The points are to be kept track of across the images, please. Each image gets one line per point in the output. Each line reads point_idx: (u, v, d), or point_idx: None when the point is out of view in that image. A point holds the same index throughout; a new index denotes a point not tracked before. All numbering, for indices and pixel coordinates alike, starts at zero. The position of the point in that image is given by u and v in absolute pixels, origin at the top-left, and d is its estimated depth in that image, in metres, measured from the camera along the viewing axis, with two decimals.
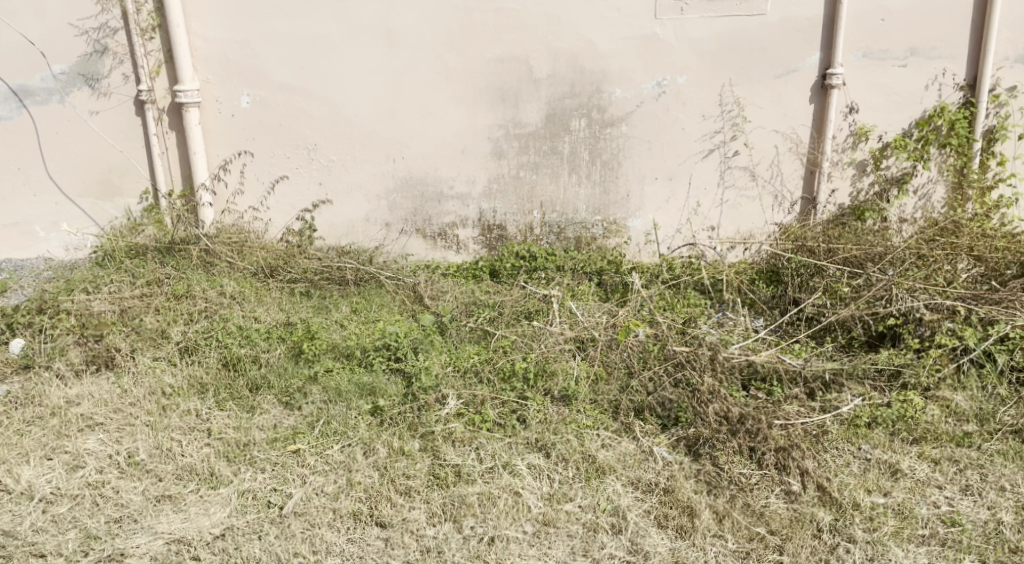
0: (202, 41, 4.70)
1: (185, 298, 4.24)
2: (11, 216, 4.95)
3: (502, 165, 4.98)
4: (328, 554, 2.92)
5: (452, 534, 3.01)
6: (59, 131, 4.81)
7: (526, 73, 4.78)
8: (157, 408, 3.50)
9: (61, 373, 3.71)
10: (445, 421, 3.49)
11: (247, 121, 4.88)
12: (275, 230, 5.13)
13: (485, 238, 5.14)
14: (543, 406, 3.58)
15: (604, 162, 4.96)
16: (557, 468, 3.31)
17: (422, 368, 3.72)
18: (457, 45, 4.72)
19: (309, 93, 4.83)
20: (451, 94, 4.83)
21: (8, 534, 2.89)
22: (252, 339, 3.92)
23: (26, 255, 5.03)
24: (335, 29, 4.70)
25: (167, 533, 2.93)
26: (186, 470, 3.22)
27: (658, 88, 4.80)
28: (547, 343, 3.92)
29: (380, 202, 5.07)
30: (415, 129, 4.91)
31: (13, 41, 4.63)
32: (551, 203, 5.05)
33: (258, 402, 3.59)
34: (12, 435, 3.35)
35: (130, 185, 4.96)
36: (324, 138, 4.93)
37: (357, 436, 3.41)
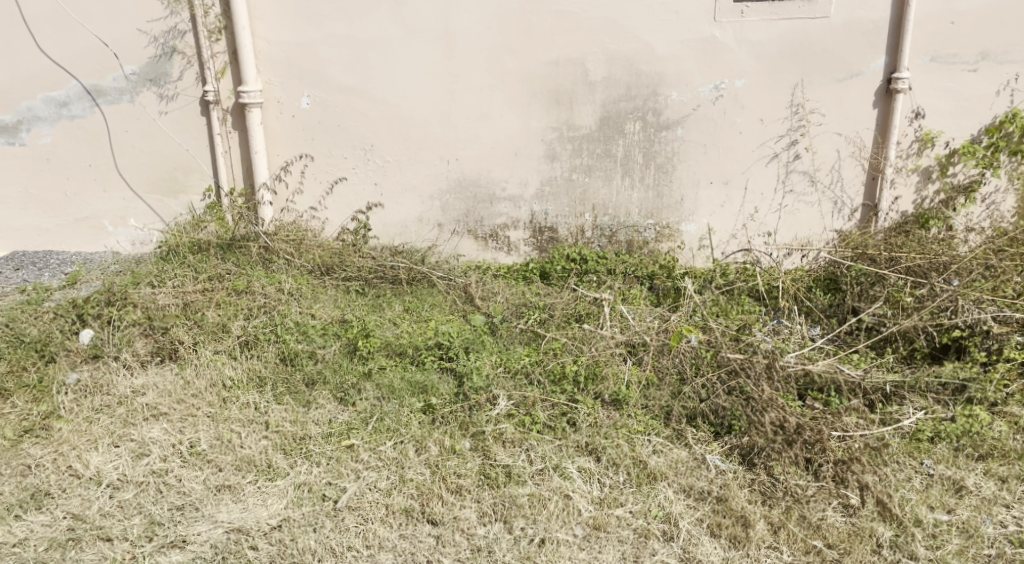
0: (265, 43, 4.82)
1: (245, 294, 4.34)
2: (82, 211, 5.15)
3: (555, 167, 4.98)
4: (381, 549, 2.97)
5: (503, 534, 3.03)
6: (129, 130, 4.99)
7: (582, 75, 4.77)
8: (218, 400, 3.61)
9: (128, 363, 3.84)
10: (496, 422, 3.52)
11: (306, 122, 4.98)
12: (331, 229, 5.23)
13: (537, 240, 5.15)
14: (594, 410, 3.58)
15: (659, 165, 4.93)
16: (608, 472, 3.31)
17: (473, 367, 3.75)
18: (513, 48, 4.74)
19: (367, 94, 4.90)
20: (505, 96, 4.86)
21: (78, 517, 3.01)
22: (308, 335, 4.00)
23: (95, 249, 5.23)
24: (395, 31, 4.76)
25: (227, 522, 3.01)
26: (245, 461, 3.29)
27: (716, 91, 4.74)
28: (598, 346, 3.91)
29: (433, 202, 5.12)
30: (469, 131, 4.95)
31: (86, 41, 4.80)
32: (603, 206, 5.03)
33: (314, 397, 3.66)
34: (81, 422, 3.48)
35: (195, 182, 5.12)
36: (380, 138, 5.00)
37: (410, 433, 3.45)
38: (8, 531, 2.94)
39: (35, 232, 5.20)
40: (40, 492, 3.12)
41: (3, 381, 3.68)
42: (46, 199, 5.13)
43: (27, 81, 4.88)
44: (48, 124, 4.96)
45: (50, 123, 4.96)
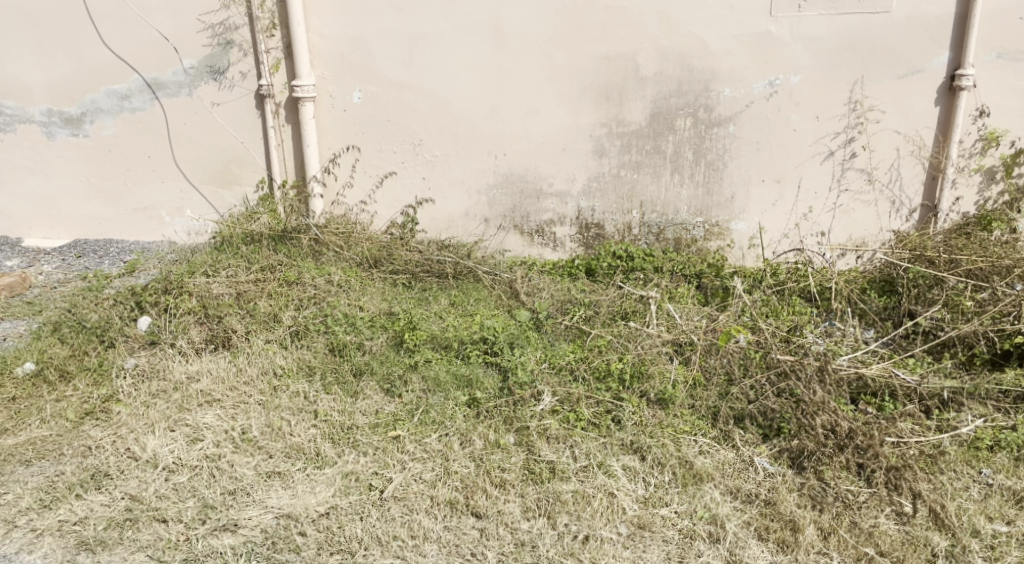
0: (319, 38, 4.89)
1: (295, 285, 4.43)
2: (140, 201, 5.30)
3: (603, 164, 4.95)
4: (426, 540, 3.00)
5: (547, 530, 3.03)
6: (186, 122, 5.11)
7: (633, 71, 4.73)
8: (269, 389, 3.69)
9: (183, 350, 3.94)
10: (540, 417, 3.52)
11: (357, 116, 5.04)
12: (380, 222, 5.29)
13: (583, 237, 5.14)
14: (639, 408, 3.55)
15: (709, 163, 4.86)
16: (653, 471, 3.28)
17: (518, 362, 3.76)
18: (564, 43, 4.72)
19: (417, 89, 4.94)
20: (555, 91, 4.84)
21: (135, 498, 3.10)
22: (357, 326, 4.06)
23: (153, 238, 5.38)
24: (446, 26, 4.78)
25: (277, 507, 3.07)
26: (295, 449, 3.36)
27: (770, 88, 4.66)
28: (644, 344, 3.88)
29: (480, 197, 5.14)
30: (518, 126, 4.95)
31: (148, 35, 4.93)
32: (651, 203, 4.99)
33: (361, 387, 3.71)
34: (139, 406, 3.59)
35: (248, 174, 5.23)
36: (429, 133, 5.04)
37: (455, 426, 3.48)
38: (69, 509, 3.04)
39: (96, 221, 5.37)
40: (99, 472, 3.22)
41: (66, 363, 3.81)
42: (107, 189, 5.29)
43: (90, 74, 5.03)
44: (110, 116, 5.12)
45: (112, 115, 5.12)
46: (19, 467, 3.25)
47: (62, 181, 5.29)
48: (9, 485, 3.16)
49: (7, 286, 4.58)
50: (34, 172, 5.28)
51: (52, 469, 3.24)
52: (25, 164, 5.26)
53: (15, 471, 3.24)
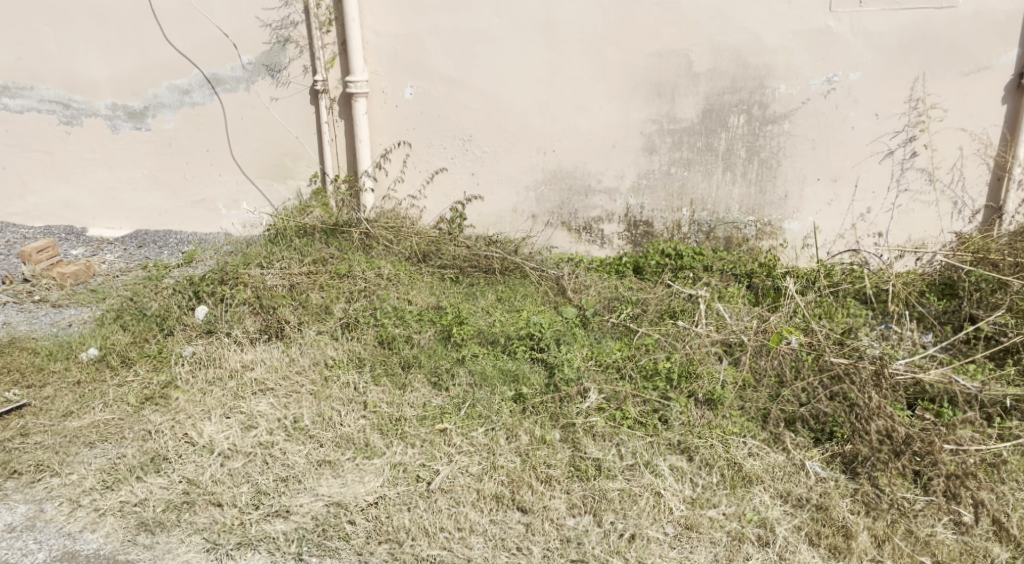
0: (374, 34, 4.95)
1: (346, 278, 4.50)
2: (198, 193, 5.44)
3: (653, 161, 4.91)
4: (472, 533, 3.02)
5: (592, 527, 3.03)
6: (243, 117, 5.23)
7: (686, 67, 4.68)
8: (320, 379, 3.77)
9: (238, 340, 4.04)
10: (586, 415, 3.53)
11: (409, 112, 5.10)
12: (429, 217, 5.34)
13: (631, 234, 5.11)
14: (687, 409, 3.52)
15: (763, 161, 4.78)
16: (701, 472, 3.25)
17: (564, 359, 3.76)
18: (616, 39, 4.69)
19: (468, 85, 4.97)
20: (606, 87, 4.82)
21: (192, 482, 3.19)
22: (405, 320, 4.11)
23: (209, 230, 5.53)
24: (498, 23, 4.80)
25: (327, 495, 3.13)
26: (345, 438, 3.42)
27: (827, 85, 4.56)
28: (692, 344, 3.85)
29: (528, 194, 5.15)
30: (568, 122, 4.94)
31: (209, 32, 5.06)
32: (701, 201, 4.93)
33: (409, 380, 3.76)
34: (196, 392, 3.69)
35: (302, 169, 5.32)
36: (479, 129, 5.06)
37: (501, 421, 3.50)
38: (130, 491, 3.15)
39: (156, 213, 5.54)
40: (159, 456, 3.31)
41: (127, 350, 3.94)
42: (168, 181, 5.44)
43: (153, 69, 5.18)
44: (171, 111, 5.27)
45: (173, 110, 5.26)
46: (83, 448, 3.38)
47: (126, 173, 5.45)
48: (74, 465, 3.28)
49: (73, 274, 4.76)
50: (99, 164, 5.45)
51: (114, 452, 3.36)
52: (90, 156, 5.44)
53: (79, 452, 3.36)
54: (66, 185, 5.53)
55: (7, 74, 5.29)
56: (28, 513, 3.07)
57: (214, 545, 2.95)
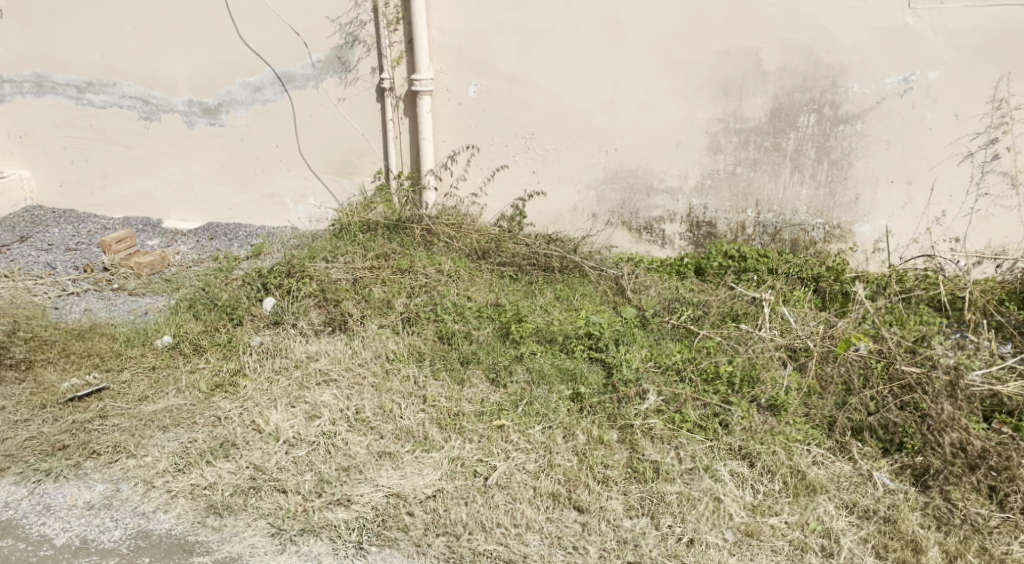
0: (440, 33, 5.00)
1: (407, 273, 4.56)
2: (267, 188, 5.59)
3: (718, 161, 4.83)
4: (528, 530, 3.02)
5: (650, 529, 3.01)
6: (312, 114, 5.35)
7: (754, 65, 4.59)
8: (381, 371, 3.84)
9: (304, 331, 4.15)
10: (644, 416, 3.50)
11: (473, 110, 5.13)
12: (490, 215, 5.38)
13: (693, 235, 5.03)
14: (748, 414, 3.46)
15: (833, 161, 4.65)
16: (763, 479, 3.19)
17: (623, 359, 3.74)
18: (683, 37, 4.63)
19: (532, 83, 4.97)
20: (671, 86, 4.75)
21: (258, 468, 3.28)
22: (465, 316, 4.15)
23: (277, 224, 5.67)
24: (563, 20, 4.78)
25: (387, 486, 3.19)
26: (404, 431, 3.48)
27: (904, 84, 4.41)
28: (755, 348, 3.78)
29: (589, 192, 5.13)
30: (631, 121, 4.90)
31: (281, 30, 5.19)
32: (767, 202, 4.83)
33: (468, 375, 3.79)
34: (263, 381, 3.81)
35: (367, 165, 5.42)
36: (542, 127, 5.06)
37: (558, 419, 3.50)
38: (200, 474, 3.26)
39: (227, 206, 5.71)
40: (227, 441, 3.42)
41: (199, 338, 4.08)
42: (239, 176, 5.61)
43: (227, 67, 5.35)
44: (244, 107, 5.43)
45: (245, 106, 5.42)
46: (157, 431, 3.51)
47: (200, 167, 5.65)
48: (148, 448, 3.42)
49: (149, 264, 4.94)
50: (175, 158, 5.66)
51: (185, 436, 3.48)
52: (167, 151, 5.65)
53: (154, 435, 3.49)
54: (144, 178, 5.76)
55: (92, 72, 5.54)
56: (106, 492, 3.21)
57: (278, 530, 3.03)
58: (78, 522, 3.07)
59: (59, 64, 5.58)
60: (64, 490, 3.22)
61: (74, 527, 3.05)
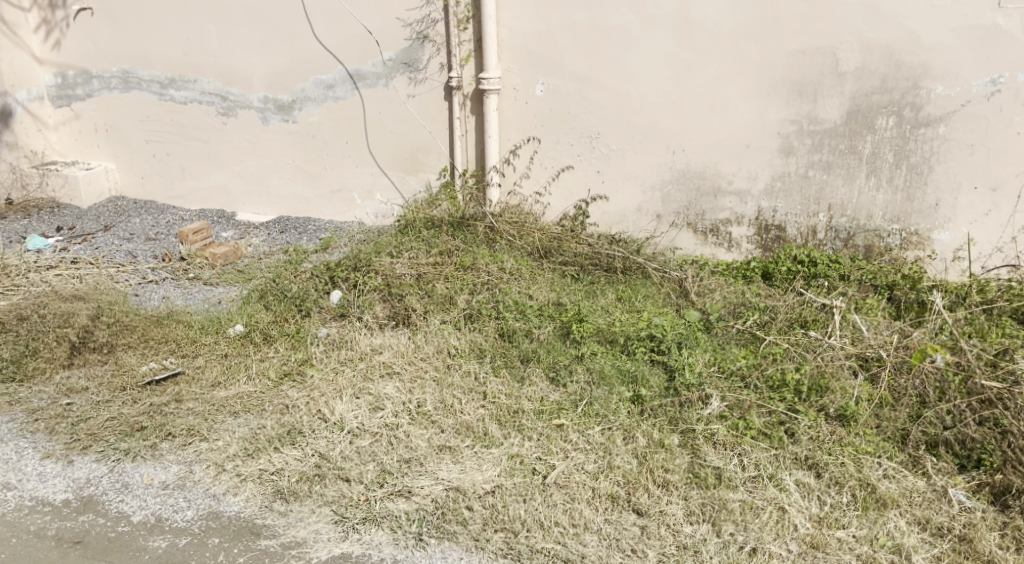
0: (509, 32, 5.03)
1: (470, 270, 4.60)
2: (336, 183, 5.72)
3: (790, 163, 4.72)
4: (586, 530, 3.00)
5: (710, 536, 2.95)
6: (381, 111, 5.45)
7: (831, 66, 4.46)
8: (443, 366, 3.88)
9: (369, 324, 4.24)
10: (707, 421, 3.45)
11: (539, 109, 5.14)
12: (553, 214, 5.37)
13: (761, 238, 4.92)
14: (816, 423, 3.37)
15: (912, 166, 4.49)
16: (830, 491, 3.11)
17: (686, 363, 3.70)
18: (757, 36, 4.53)
19: (600, 82, 4.95)
20: (743, 86, 4.66)
21: (323, 456, 3.36)
22: (526, 314, 4.17)
23: (345, 219, 5.79)
24: (634, 19, 4.74)
25: (447, 480, 3.22)
26: (464, 426, 3.50)
27: (991, 86, 4.22)
28: (825, 356, 3.69)
29: (654, 193, 5.08)
30: (700, 121, 4.82)
31: (354, 29, 5.29)
32: (840, 206, 4.69)
33: (528, 373, 3.80)
34: (329, 371, 3.90)
35: (433, 162, 5.49)
36: (608, 127, 5.03)
37: (618, 421, 3.48)
38: (269, 460, 3.35)
39: (297, 201, 5.86)
40: (294, 429, 3.51)
41: (269, 328, 4.21)
42: (309, 171, 5.75)
43: (302, 64, 5.49)
44: (316, 104, 5.56)
45: (317, 103, 5.56)
46: (229, 417, 3.63)
47: (273, 162, 5.81)
48: (220, 432, 3.53)
49: (223, 255, 5.11)
50: (250, 153, 5.84)
51: (255, 422, 3.59)
52: (243, 146, 5.84)
53: (225, 420, 3.61)
54: (220, 172, 5.96)
55: (175, 68, 5.76)
56: (180, 473, 3.33)
57: (341, 517, 3.09)
58: (154, 501, 3.19)
59: (145, 61, 5.82)
60: (141, 470, 3.35)
61: (150, 505, 3.17)
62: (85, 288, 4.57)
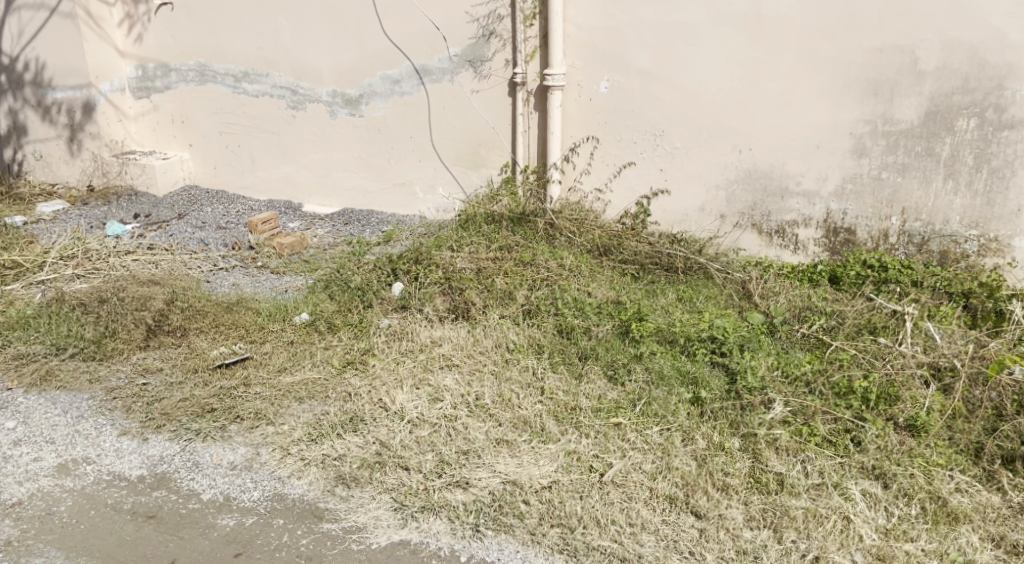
0: (575, 28, 5.01)
1: (530, 266, 4.61)
2: (399, 177, 5.79)
3: (862, 164, 4.58)
4: (643, 530, 2.98)
5: (771, 542, 2.89)
6: (446, 107, 5.50)
7: (910, 64, 4.32)
8: (502, 360, 3.90)
9: (429, 317, 4.29)
10: (769, 426, 3.37)
11: (603, 106, 5.11)
12: (614, 212, 5.34)
13: (829, 241, 4.80)
14: (884, 432, 3.28)
15: (994, 169, 4.30)
16: (897, 502, 3.01)
17: (748, 366, 3.63)
18: (832, 34, 4.41)
19: (666, 79, 4.89)
20: (815, 85, 4.55)
21: (384, 444, 3.41)
22: (585, 311, 4.16)
23: (406, 213, 5.86)
24: (703, 16, 4.67)
25: (504, 473, 3.23)
26: (521, 420, 3.51)
27: None
28: (895, 364, 3.57)
29: (718, 192, 4.99)
30: (769, 120, 4.72)
31: (422, 24, 5.35)
32: (914, 210, 4.53)
33: (586, 371, 3.79)
34: (390, 361, 3.96)
35: (495, 158, 5.51)
36: (673, 125, 4.97)
37: (677, 423, 3.44)
38: (331, 445, 3.42)
39: (361, 193, 5.96)
40: (356, 417, 3.58)
41: (333, 317, 4.30)
42: (374, 165, 5.85)
43: (370, 59, 5.58)
44: (382, 99, 5.65)
45: (383, 98, 5.64)
46: (294, 402, 3.72)
47: (339, 155, 5.93)
48: (286, 416, 3.63)
49: (290, 245, 5.23)
50: (317, 146, 5.97)
51: (319, 408, 3.67)
52: (310, 139, 5.96)
53: (291, 405, 3.70)
54: (288, 164, 6.11)
55: (248, 62, 5.93)
56: (247, 455, 3.43)
57: (401, 505, 3.14)
58: (223, 480, 3.30)
59: (219, 55, 6.01)
60: (211, 450, 3.46)
61: (219, 484, 3.27)
62: (160, 273, 4.74)
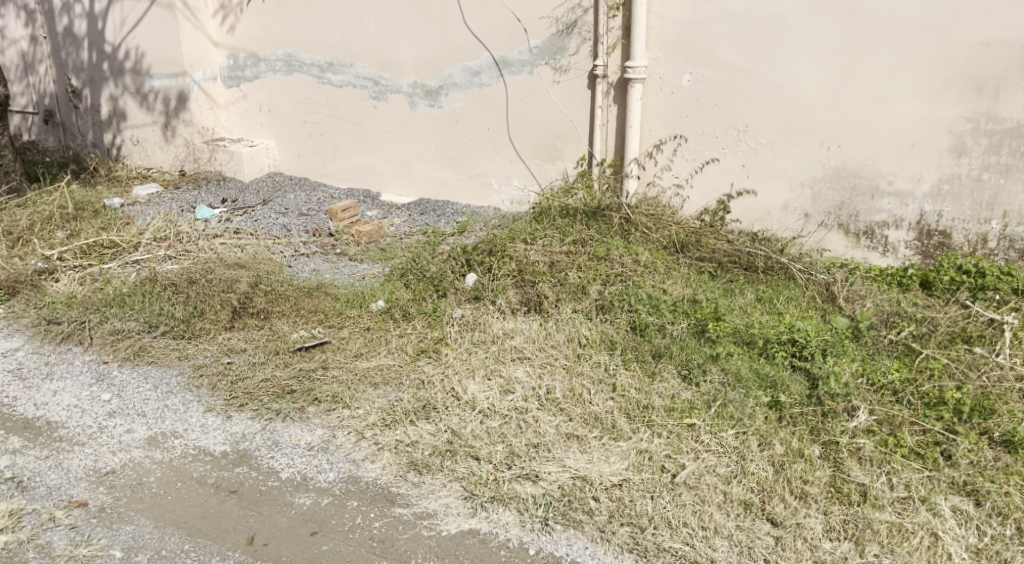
0: (659, 20, 4.92)
1: (604, 261, 4.54)
2: (475, 168, 5.82)
3: (961, 164, 4.35)
4: (716, 534, 2.91)
5: (852, 556, 2.79)
6: (524, 98, 5.48)
7: (1018, 60, 4.07)
8: (574, 355, 3.88)
9: (502, 309, 4.29)
10: (852, 435, 3.25)
11: (685, 99, 5.00)
12: (692, 208, 5.22)
13: (921, 244, 4.58)
14: (978, 447, 3.11)
15: None
16: (991, 521, 2.85)
17: (831, 371, 3.50)
18: (933, 26, 4.20)
19: (752, 73, 4.75)
20: (913, 80, 4.33)
21: (455, 433, 3.44)
22: (659, 308, 4.09)
23: (481, 204, 5.88)
24: (794, 7, 4.51)
25: (574, 469, 3.21)
26: (592, 416, 3.49)
27: None
28: (990, 376, 3.42)
29: (804, 190, 4.82)
30: (861, 116, 4.53)
31: (503, 16, 5.35)
32: (1018, 214, 4.28)
33: (659, 369, 3.73)
34: (463, 351, 3.99)
35: (572, 151, 5.47)
36: (757, 120, 4.82)
37: (754, 426, 3.34)
38: (404, 431, 3.48)
39: (438, 184, 6.02)
40: (429, 405, 3.63)
41: (408, 305, 4.37)
42: (451, 156, 5.89)
43: (451, 51, 5.62)
44: (462, 90, 5.68)
45: (463, 90, 5.67)
46: (370, 387, 3.79)
47: (417, 146, 6.00)
48: (361, 401, 3.69)
49: (368, 233, 5.34)
50: (396, 136, 6.05)
51: (393, 394, 3.73)
52: (390, 129, 6.06)
53: (366, 390, 3.77)
54: (368, 153, 6.21)
55: (333, 53, 6.06)
56: (324, 436, 3.51)
57: (471, 494, 3.15)
58: (301, 460, 3.39)
59: (306, 45, 6.16)
60: (290, 430, 3.56)
61: (297, 464, 3.36)
62: (246, 257, 4.90)
